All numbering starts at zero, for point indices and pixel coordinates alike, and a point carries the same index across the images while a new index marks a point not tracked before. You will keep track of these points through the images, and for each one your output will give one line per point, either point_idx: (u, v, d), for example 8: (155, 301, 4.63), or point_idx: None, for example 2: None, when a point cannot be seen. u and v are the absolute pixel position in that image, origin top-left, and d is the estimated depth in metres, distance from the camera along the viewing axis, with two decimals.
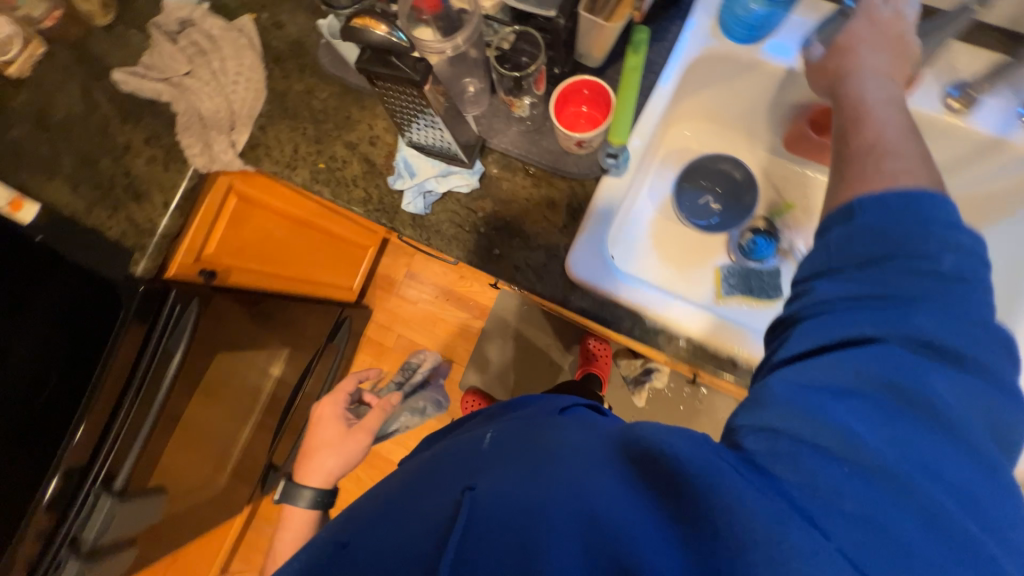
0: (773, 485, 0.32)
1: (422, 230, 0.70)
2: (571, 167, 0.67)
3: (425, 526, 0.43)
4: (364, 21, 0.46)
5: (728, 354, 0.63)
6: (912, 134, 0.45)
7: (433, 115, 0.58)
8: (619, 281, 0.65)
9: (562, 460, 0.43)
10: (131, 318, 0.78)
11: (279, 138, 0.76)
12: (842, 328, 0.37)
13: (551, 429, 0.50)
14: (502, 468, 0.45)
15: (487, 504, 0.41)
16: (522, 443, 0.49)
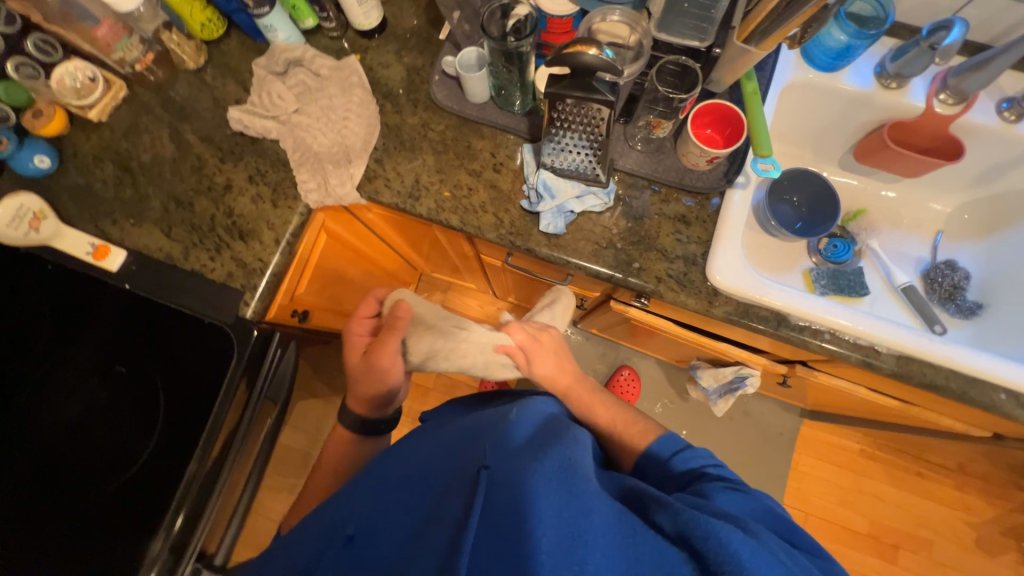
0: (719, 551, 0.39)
1: (559, 249, 0.71)
2: (697, 183, 0.72)
3: (446, 503, 0.49)
4: (577, 49, 0.52)
5: (870, 342, 0.68)
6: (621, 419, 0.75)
7: (602, 125, 0.62)
8: (761, 285, 0.68)
9: (567, 464, 0.48)
10: (240, 376, 0.70)
11: (397, 170, 0.76)
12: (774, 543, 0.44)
13: (561, 431, 0.57)
14: (515, 458, 0.50)
15: (488, 499, 0.46)
16: (536, 438, 0.55)
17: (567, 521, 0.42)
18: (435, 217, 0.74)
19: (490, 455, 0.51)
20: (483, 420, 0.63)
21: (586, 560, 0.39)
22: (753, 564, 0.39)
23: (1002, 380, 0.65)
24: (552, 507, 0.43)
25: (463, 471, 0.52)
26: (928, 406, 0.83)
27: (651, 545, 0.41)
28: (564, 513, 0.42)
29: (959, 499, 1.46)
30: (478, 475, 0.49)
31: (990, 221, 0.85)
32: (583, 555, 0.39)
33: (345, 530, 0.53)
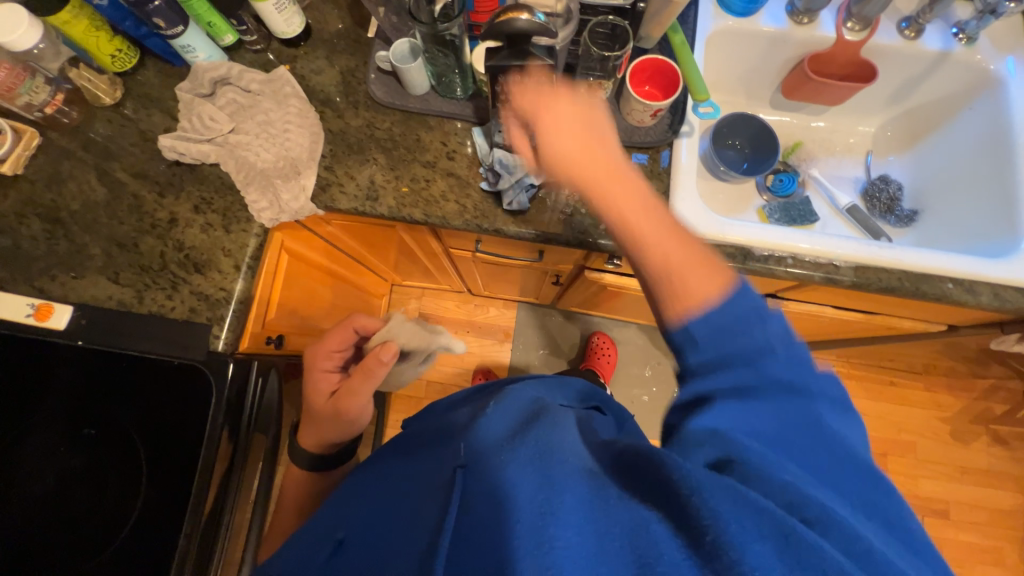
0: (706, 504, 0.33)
1: (526, 224, 0.72)
2: (645, 138, 0.74)
3: (425, 508, 0.46)
4: (509, 16, 0.53)
5: (828, 259, 0.72)
6: (675, 231, 0.47)
7: None
8: (721, 224, 0.71)
9: (549, 442, 0.42)
10: (222, 420, 0.66)
11: (349, 174, 0.74)
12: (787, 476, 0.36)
13: (550, 412, 0.48)
14: (492, 449, 0.44)
15: (463, 498, 0.42)
16: (518, 423, 0.46)
17: (538, 502, 0.36)
18: (398, 215, 0.73)
19: (467, 451, 0.46)
20: (465, 419, 0.56)
21: (554, 539, 0.34)
22: (740, 515, 0.32)
23: (944, 271, 0.71)
24: (528, 490, 0.38)
25: (445, 470, 0.48)
26: (887, 312, 0.90)
27: (627, 514, 0.36)
28: (536, 495, 0.37)
29: (929, 399, 1.58)
30: (455, 474, 0.45)
31: (911, 135, 0.92)
32: (552, 534, 0.34)
33: (337, 536, 0.52)
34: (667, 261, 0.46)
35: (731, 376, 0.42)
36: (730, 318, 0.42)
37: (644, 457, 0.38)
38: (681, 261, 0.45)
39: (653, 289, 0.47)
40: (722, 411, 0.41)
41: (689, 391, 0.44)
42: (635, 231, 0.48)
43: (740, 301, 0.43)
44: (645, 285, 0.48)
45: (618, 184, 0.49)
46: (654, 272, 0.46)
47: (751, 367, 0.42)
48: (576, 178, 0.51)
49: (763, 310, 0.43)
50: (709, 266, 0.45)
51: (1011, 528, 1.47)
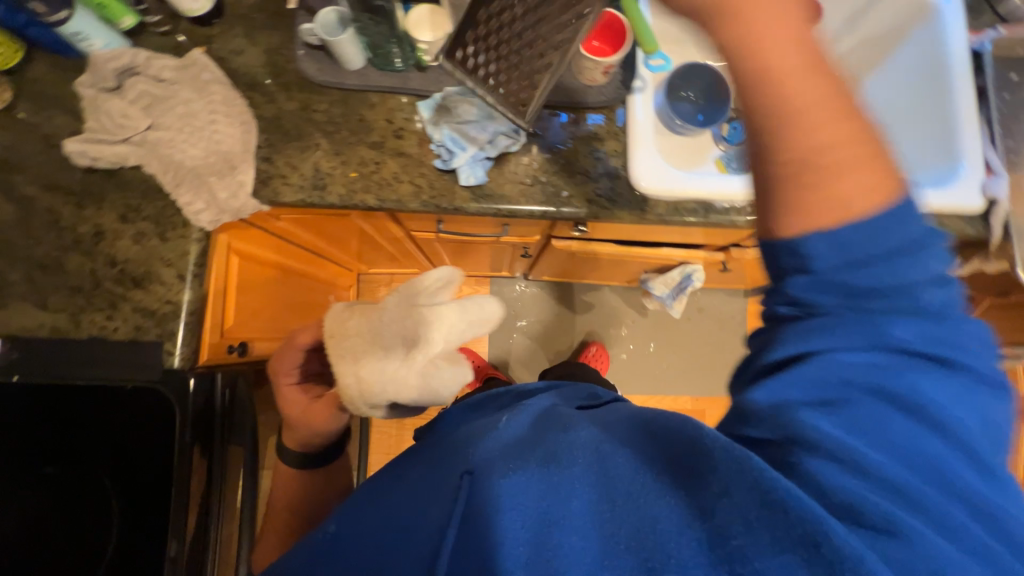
0: (766, 518, 0.33)
1: (486, 199, 0.70)
2: (599, 97, 0.72)
3: (427, 512, 0.44)
4: None
5: None
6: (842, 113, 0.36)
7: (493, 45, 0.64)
8: (682, 177, 0.70)
9: (554, 453, 0.42)
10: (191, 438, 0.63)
11: (292, 163, 0.69)
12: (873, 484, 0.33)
13: (567, 420, 0.47)
14: (503, 457, 0.42)
15: (477, 503, 0.40)
16: (533, 434, 0.46)
17: (544, 506, 0.38)
18: (350, 203, 0.69)
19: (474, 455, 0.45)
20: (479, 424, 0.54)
21: (562, 543, 0.37)
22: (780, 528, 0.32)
23: None
24: (524, 504, 0.38)
25: (443, 472, 0.47)
26: None
27: (636, 519, 0.37)
28: (542, 499, 0.39)
29: None
30: (461, 478, 0.43)
31: (857, 70, 0.93)
32: (559, 538, 0.37)
33: (329, 527, 0.51)
34: (829, 152, 0.35)
35: (844, 337, 0.36)
36: (873, 256, 0.35)
37: (682, 437, 0.39)
38: (845, 157, 0.35)
39: (791, 176, 0.36)
40: (819, 371, 0.36)
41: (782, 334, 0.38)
42: (800, 109, 0.35)
43: (899, 231, 0.35)
44: (759, 156, 0.37)
45: (779, 32, 0.35)
46: (787, 144, 0.35)
47: (870, 325, 0.36)
48: (748, 21, 0.35)
49: (912, 249, 0.36)
50: (868, 160, 0.36)
51: None
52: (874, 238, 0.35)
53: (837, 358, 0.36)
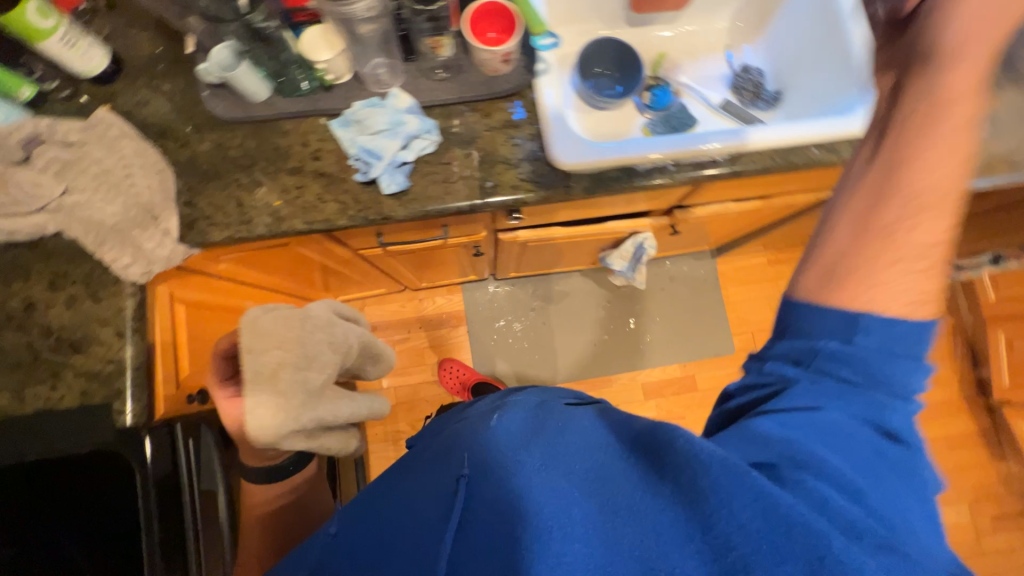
0: (756, 522, 0.36)
1: (413, 203, 0.70)
2: (506, 86, 0.73)
3: (425, 510, 0.52)
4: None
5: (705, 155, 0.75)
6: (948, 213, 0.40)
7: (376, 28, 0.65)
8: (600, 149, 0.72)
9: (549, 458, 0.48)
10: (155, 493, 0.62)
11: (215, 202, 0.69)
12: (841, 487, 0.38)
13: (564, 429, 0.53)
14: (494, 466, 0.50)
15: (476, 506, 0.48)
16: (525, 436, 0.52)
17: (547, 508, 0.43)
18: (279, 231, 0.69)
19: (473, 461, 0.52)
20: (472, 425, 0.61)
21: (563, 551, 0.39)
22: (743, 515, 0.37)
23: (807, 138, 0.75)
24: (532, 507, 0.43)
25: (442, 477, 0.54)
26: (778, 193, 0.97)
27: (632, 524, 0.41)
28: (550, 503, 0.43)
29: None
30: (457, 485, 0.51)
31: (761, 19, 0.96)
32: (561, 548, 0.40)
33: (331, 529, 0.59)
34: (928, 217, 0.38)
35: (826, 399, 0.40)
36: (892, 346, 0.39)
37: (664, 438, 0.44)
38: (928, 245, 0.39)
39: (890, 223, 0.39)
40: (811, 410, 0.40)
41: (787, 386, 0.42)
42: (921, 178, 0.38)
43: (919, 343, 0.39)
44: (872, 189, 0.40)
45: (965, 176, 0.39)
46: (894, 183, 0.39)
47: (876, 402, 0.40)
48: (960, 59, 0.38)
49: (919, 355, 0.39)
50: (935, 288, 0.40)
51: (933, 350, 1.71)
52: (895, 339, 0.39)
53: (838, 414, 0.39)
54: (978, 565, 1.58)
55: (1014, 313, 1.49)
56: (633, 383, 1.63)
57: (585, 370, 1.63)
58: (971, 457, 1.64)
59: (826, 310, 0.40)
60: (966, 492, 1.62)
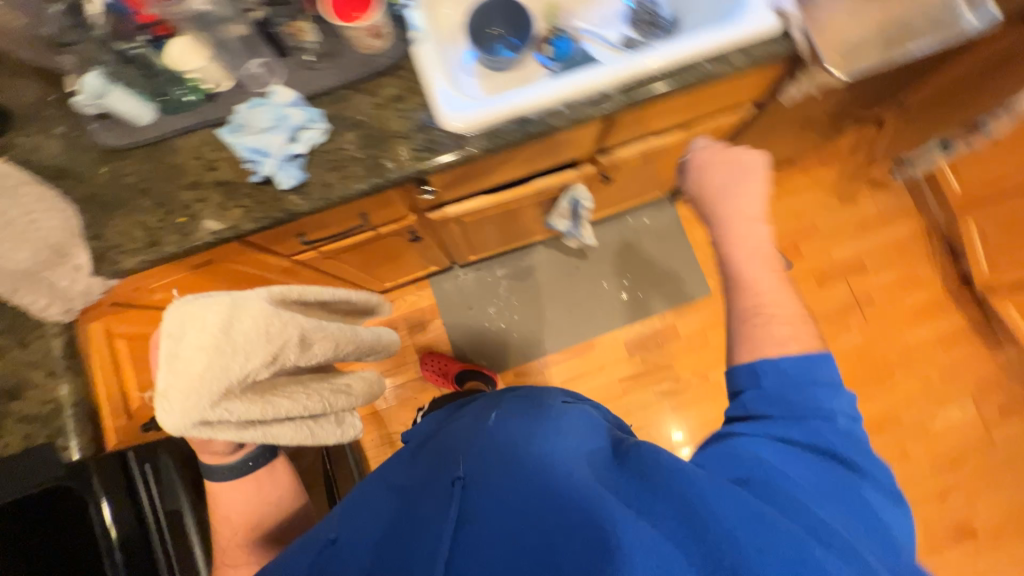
0: (724, 513, 0.47)
1: (314, 194, 0.71)
2: (384, 60, 0.73)
3: (424, 507, 0.61)
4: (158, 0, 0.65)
5: (595, 91, 0.74)
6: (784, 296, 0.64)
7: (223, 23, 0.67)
8: (487, 105, 0.72)
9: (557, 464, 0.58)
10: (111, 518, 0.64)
11: (122, 231, 0.70)
12: (780, 493, 0.50)
13: (556, 432, 0.65)
14: (484, 475, 0.61)
15: (472, 506, 0.58)
16: (524, 440, 0.64)
17: (555, 507, 0.53)
18: (188, 246, 0.70)
19: (467, 467, 0.63)
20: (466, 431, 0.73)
21: (563, 545, 0.49)
22: (709, 508, 0.47)
23: (694, 54, 0.74)
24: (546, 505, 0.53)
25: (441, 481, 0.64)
26: (696, 118, 0.96)
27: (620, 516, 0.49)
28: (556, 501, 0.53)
29: (809, 180, 1.74)
30: (454, 486, 0.60)
31: None
32: (562, 542, 0.49)
33: (331, 536, 0.63)
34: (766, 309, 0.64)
35: (775, 429, 0.56)
36: (791, 382, 0.57)
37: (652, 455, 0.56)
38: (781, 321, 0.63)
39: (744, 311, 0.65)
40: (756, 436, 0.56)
41: (726, 430, 0.59)
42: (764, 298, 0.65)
43: (807, 373, 0.57)
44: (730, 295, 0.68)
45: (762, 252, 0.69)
46: (729, 279, 0.69)
47: (812, 431, 0.55)
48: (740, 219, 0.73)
49: (822, 382, 0.57)
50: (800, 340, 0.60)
51: (912, 253, 1.68)
52: (790, 375, 0.58)
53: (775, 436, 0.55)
54: (994, 457, 1.55)
55: (981, 198, 1.46)
56: (615, 343, 1.63)
57: (566, 339, 1.63)
58: (968, 352, 1.61)
59: (743, 376, 0.61)
60: (969, 387, 1.60)
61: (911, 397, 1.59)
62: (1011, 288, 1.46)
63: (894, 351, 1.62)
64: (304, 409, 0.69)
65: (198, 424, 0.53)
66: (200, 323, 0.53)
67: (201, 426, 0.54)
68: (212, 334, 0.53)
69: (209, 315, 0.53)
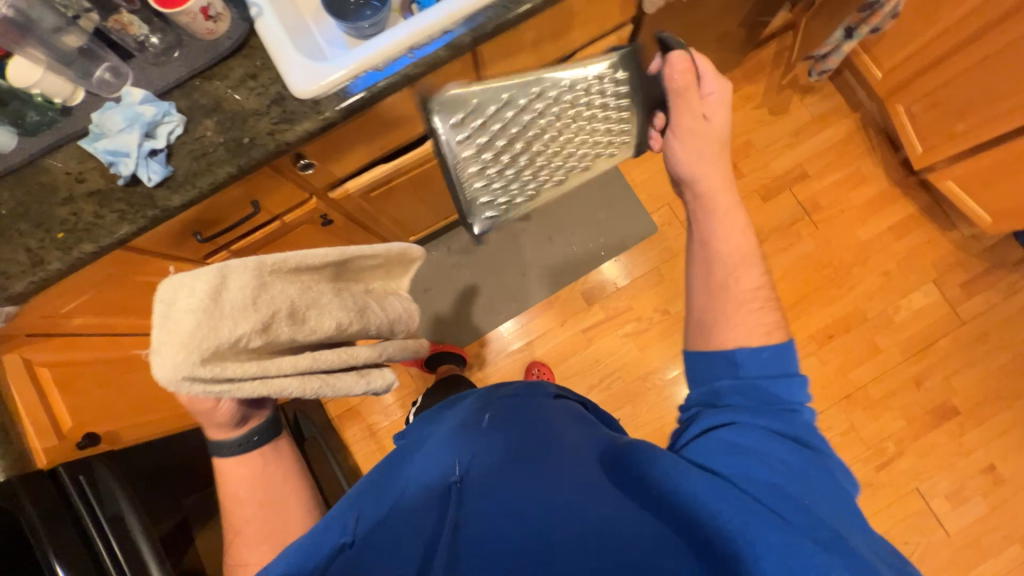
0: (732, 511, 0.51)
1: (183, 186, 0.71)
2: (227, 43, 0.73)
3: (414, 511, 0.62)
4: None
5: (438, 30, 0.74)
6: (754, 274, 0.70)
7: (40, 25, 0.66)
8: (332, 66, 0.72)
9: (561, 471, 0.61)
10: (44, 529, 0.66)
11: (6, 257, 0.71)
12: (767, 476, 0.54)
13: (553, 431, 0.69)
14: (485, 475, 0.64)
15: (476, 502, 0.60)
16: (523, 445, 0.66)
17: (557, 511, 0.56)
18: (71, 260, 0.71)
19: (465, 467, 0.65)
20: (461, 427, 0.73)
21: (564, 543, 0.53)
22: (714, 505, 0.52)
23: None
24: (552, 511, 0.57)
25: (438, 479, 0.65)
26: (574, 47, 0.97)
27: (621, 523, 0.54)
28: (565, 510, 0.56)
29: (738, 98, 1.70)
30: (452, 487, 0.62)
31: None
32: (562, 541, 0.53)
33: (343, 540, 0.60)
34: (747, 291, 0.68)
35: (758, 419, 0.60)
36: (763, 373, 0.63)
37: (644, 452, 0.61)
38: (752, 304, 0.68)
39: (733, 291, 0.68)
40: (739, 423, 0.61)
41: (698, 419, 0.64)
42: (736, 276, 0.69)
43: (780, 365, 0.63)
44: (709, 266, 0.71)
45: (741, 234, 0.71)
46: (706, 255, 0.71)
47: (790, 420, 0.61)
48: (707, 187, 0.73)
49: (788, 374, 0.63)
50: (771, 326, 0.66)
51: (851, 151, 1.67)
52: (763, 364, 0.63)
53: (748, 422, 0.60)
54: (963, 334, 1.56)
55: (902, 80, 1.46)
56: (573, 296, 1.63)
57: (524, 301, 1.64)
58: (922, 237, 1.61)
59: (713, 363, 0.66)
60: (928, 271, 1.59)
61: (872, 292, 1.59)
62: (947, 162, 1.46)
63: (849, 249, 1.62)
64: (312, 366, 0.63)
65: (194, 382, 0.50)
66: (190, 291, 0.51)
67: (201, 385, 0.51)
68: (201, 298, 0.51)
69: (200, 281, 0.52)
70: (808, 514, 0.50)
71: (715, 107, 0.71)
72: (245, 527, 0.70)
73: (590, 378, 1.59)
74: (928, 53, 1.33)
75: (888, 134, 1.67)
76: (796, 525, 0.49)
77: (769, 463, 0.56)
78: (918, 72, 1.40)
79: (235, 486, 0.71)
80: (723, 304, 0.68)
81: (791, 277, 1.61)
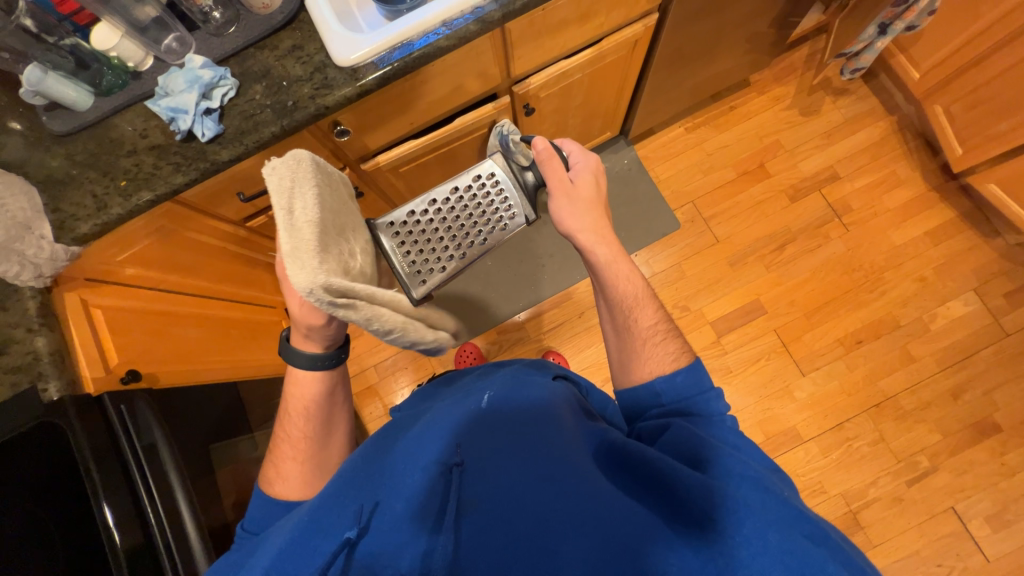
0: (739, 524, 0.47)
1: (232, 142, 0.78)
2: (278, 17, 0.81)
3: (404, 493, 0.57)
4: None
5: (471, 7, 0.79)
6: (654, 300, 0.71)
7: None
8: (370, 37, 0.78)
9: (566, 466, 0.56)
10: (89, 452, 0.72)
11: (76, 201, 0.79)
12: (773, 486, 0.50)
13: (551, 419, 0.61)
14: (487, 460, 0.58)
15: (470, 491, 0.56)
16: (517, 433, 0.60)
17: (561, 510, 0.52)
18: (131, 206, 0.78)
19: (463, 450, 0.59)
20: (451, 407, 0.67)
21: (571, 551, 0.49)
22: (726, 521, 0.48)
23: None
24: (557, 509, 0.52)
25: (425, 462, 0.59)
26: (601, 34, 1.01)
27: (626, 525, 0.50)
28: (572, 512, 0.52)
29: (768, 99, 1.70)
30: (450, 473, 0.56)
31: None
32: (569, 547, 0.49)
33: (348, 534, 0.53)
34: (654, 324, 0.69)
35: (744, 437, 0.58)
36: (682, 397, 0.62)
37: (645, 458, 0.55)
38: (650, 334, 0.68)
39: (641, 331, 0.68)
40: (730, 432, 0.58)
41: (674, 425, 0.59)
42: (636, 301, 0.70)
43: (696, 386, 0.63)
44: (618, 303, 0.70)
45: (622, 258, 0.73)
46: (615, 292, 0.71)
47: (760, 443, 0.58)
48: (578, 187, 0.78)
49: (704, 390, 0.63)
50: (670, 354, 0.66)
51: (886, 154, 1.63)
52: (683, 390, 0.63)
53: (709, 432, 0.58)
54: (1006, 347, 1.47)
55: (940, 80, 1.42)
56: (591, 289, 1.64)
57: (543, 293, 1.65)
58: (961, 244, 1.54)
59: (643, 400, 0.65)
60: (967, 280, 1.52)
61: (906, 298, 1.53)
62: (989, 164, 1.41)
63: (881, 253, 1.57)
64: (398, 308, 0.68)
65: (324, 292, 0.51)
66: (302, 197, 0.56)
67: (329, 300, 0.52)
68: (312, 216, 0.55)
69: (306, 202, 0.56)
70: (809, 524, 0.47)
71: (580, 173, 0.79)
72: (295, 449, 0.68)
73: (607, 371, 1.59)
74: (966, 53, 1.30)
75: (925, 137, 1.62)
76: (803, 541, 0.45)
77: (767, 475, 0.51)
78: (956, 73, 1.37)
79: (301, 401, 0.69)
80: (627, 339, 0.69)
81: (819, 278, 1.57)
